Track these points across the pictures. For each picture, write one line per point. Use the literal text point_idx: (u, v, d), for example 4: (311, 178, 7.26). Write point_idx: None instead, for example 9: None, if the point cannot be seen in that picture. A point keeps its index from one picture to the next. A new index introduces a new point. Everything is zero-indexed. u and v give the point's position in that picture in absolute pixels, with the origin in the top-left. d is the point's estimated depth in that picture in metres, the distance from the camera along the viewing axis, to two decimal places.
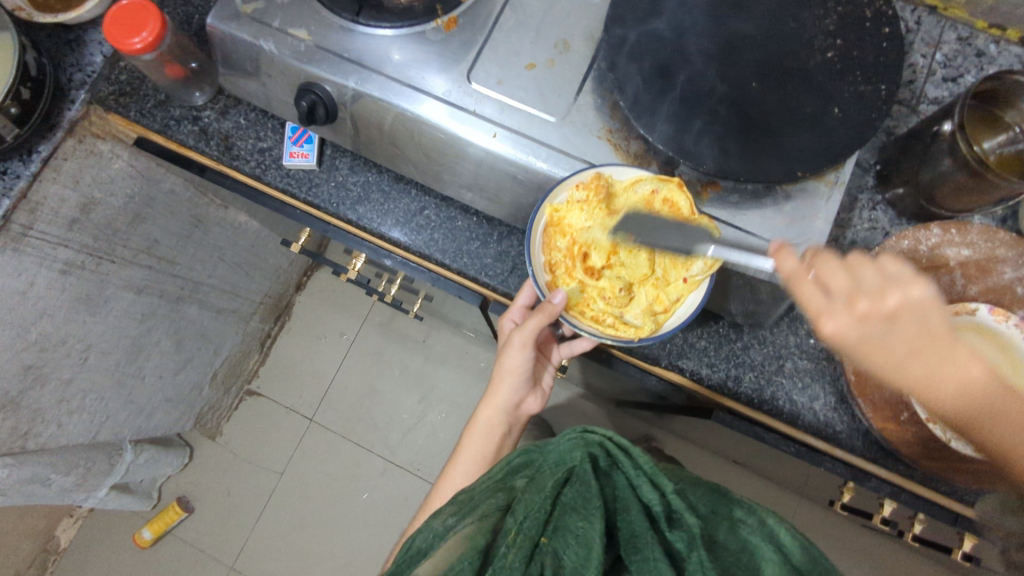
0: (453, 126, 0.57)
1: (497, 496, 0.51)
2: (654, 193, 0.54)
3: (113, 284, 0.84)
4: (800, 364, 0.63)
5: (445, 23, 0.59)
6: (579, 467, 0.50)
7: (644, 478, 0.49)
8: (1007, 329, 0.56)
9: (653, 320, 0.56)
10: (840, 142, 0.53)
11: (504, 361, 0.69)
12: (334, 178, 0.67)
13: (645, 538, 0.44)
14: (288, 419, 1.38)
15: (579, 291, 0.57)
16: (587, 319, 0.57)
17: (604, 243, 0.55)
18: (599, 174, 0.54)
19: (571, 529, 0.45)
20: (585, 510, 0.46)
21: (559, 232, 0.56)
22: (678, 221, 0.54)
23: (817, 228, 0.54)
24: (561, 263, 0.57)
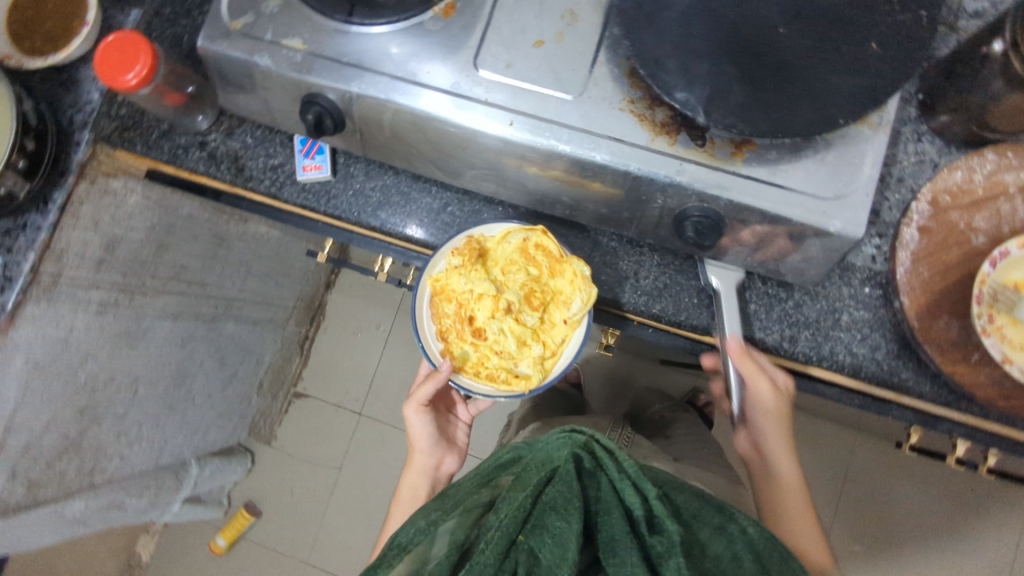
0: (463, 119, 0.54)
1: (484, 495, 0.54)
2: (528, 242, 0.61)
3: (149, 315, 0.84)
4: (857, 315, 0.59)
5: (443, 10, 0.56)
6: (562, 467, 0.52)
7: (627, 482, 0.50)
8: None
9: (543, 366, 0.60)
10: (883, 80, 0.49)
11: (409, 430, 0.76)
12: (351, 186, 0.65)
13: (624, 539, 0.46)
14: (338, 416, 1.40)
15: (472, 351, 0.61)
16: (483, 378, 0.61)
17: (486, 301, 0.60)
18: (470, 238, 0.60)
19: (549, 527, 0.47)
20: (565, 510, 0.48)
21: (444, 298, 0.61)
22: (552, 262, 0.60)
23: (864, 175, 0.51)
24: (452, 327, 0.62)
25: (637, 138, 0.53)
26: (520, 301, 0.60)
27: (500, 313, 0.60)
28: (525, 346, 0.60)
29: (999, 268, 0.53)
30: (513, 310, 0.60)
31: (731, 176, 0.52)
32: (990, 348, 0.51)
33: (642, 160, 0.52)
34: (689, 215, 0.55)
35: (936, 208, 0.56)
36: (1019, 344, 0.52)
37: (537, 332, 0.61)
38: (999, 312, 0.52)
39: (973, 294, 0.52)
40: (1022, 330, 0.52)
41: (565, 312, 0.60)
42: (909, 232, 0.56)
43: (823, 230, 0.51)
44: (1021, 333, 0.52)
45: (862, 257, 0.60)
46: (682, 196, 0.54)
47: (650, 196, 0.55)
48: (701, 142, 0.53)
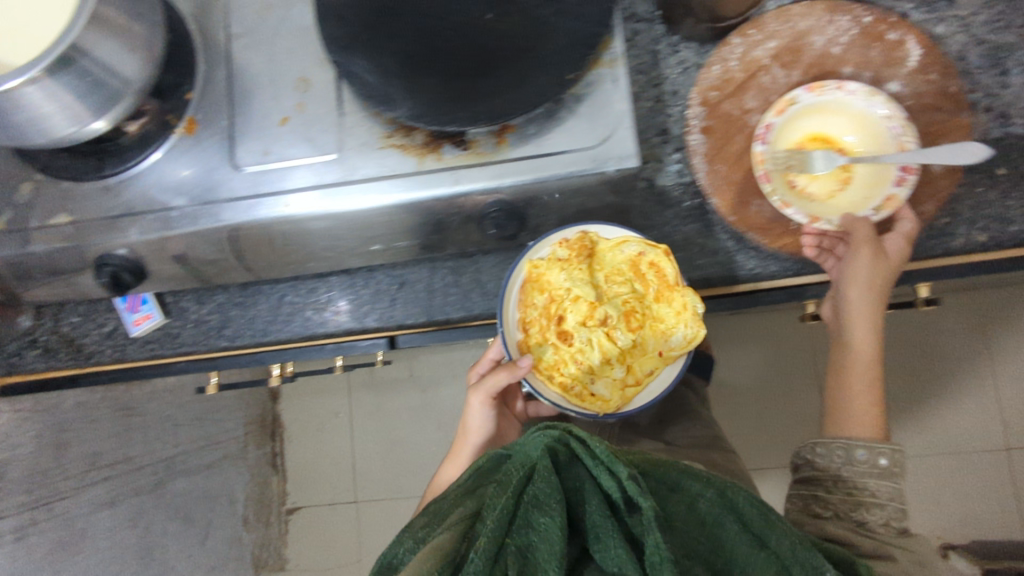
0: (245, 219, 0.55)
1: (467, 505, 0.50)
2: (641, 254, 0.57)
3: (80, 511, 0.85)
4: (686, 230, 0.61)
5: (185, 127, 0.56)
6: (540, 462, 0.48)
7: (602, 467, 0.48)
8: (831, 94, 0.57)
9: (621, 392, 0.57)
10: (592, 24, 0.51)
11: (466, 422, 0.70)
12: (188, 319, 0.65)
13: (604, 523, 0.45)
14: (336, 513, 1.35)
15: (552, 354, 0.58)
16: (553, 385, 0.58)
17: (582, 305, 0.58)
18: (584, 233, 0.57)
19: (535, 526, 0.45)
20: (547, 503, 0.46)
21: (537, 288, 0.58)
22: (664, 287, 0.58)
23: (619, 110, 0.53)
24: (537, 321, 0.58)
25: (406, 168, 0.54)
26: (617, 315, 0.58)
27: (594, 321, 0.57)
28: (607, 363, 0.58)
29: (774, 138, 0.57)
30: (608, 323, 0.58)
31: (504, 165, 0.53)
32: (795, 217, 0.56)
33: (418, 186, 0.53)
34: (487, 212, 0.55)
35: (709, 105, 0.58)
36: (823, 196, 0.57)
37: (624, 353, 0.58)
38: (797, 173, 0.57)
39: (759, 177, 0.57)
40: (820, 181, 0.57)
41: (663, 343, 0.58)
42: (694, 137, 0.58)
43: (605, 175, 0.53)
44: (824, 181, 0.57)
45: (670, 177, 0.61)
46: (472, 201, 0.55)
47: (446, 213, 0.56)
48: (464, 145, 0.54)
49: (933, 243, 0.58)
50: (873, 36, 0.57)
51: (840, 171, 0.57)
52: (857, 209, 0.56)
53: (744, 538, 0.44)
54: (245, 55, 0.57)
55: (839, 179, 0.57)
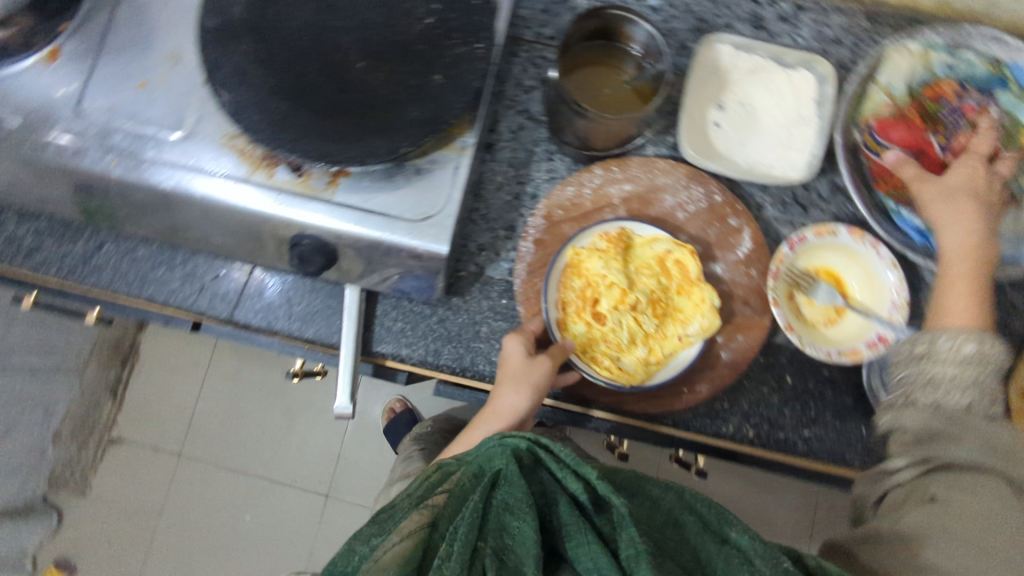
0: (70, 161, 0.55)
1: (424, 510, 0.50)
2: (670, 253, 0.58)
3: None
4: (495, 326, 0.62)
5: (48, 55, 0.57)
6: (505, 469, 0.51)
7: (568, 472, 0.50)
8: (865, 248, 0.60)
9: (646, 369, 0.57)
10: (443, 108, 0.53)
11: (518, 375, 0.55)
12: (2, 232, 0.64)
13: (575, 524, 0.49)
14: (156, 460, 1.35)
15: (586, 331, 0.58)
16: (587, 360, 0.58)
17: (615, 290, 0.57)
18: (623, 230, 0.59)
19: (510, 529, 0.47)
20: (519, 509, 0.48)
21: (575, 273, 0.58)
22: (685, 281, 0.58)
23: (448, 197, 0.55)
24: (574, 302, 0.58)
25: (235, 172, 0.55)
26: (646, 303, 0.58)
27: (627, 305, 0.57)
28: (633, 344, 0.57)
29: (799, 251, 0.60)
30: (636, 308, 0.58)
31: (326, 205, 0.54)
32: (778, 316, 0.58)
33: (238, 194, 0.54)
34: (301, 240, 0.56)
35: (550, 222, 0.61)
36: (810, 322, 0.60)
37: (647, 336, 0.58)
38: (799, 293, 0.60)
39: (771, 270, 0.59)
40: (814, 309, 0.61)
41: (680, 329, 0.58)
42: (525, 245, 0.61)
43: (415, 248, 0.54)
44: (814, 311, 0.61)
45: (499, 271, 0.63)
46: (289, 227, 0.56)
47: (265, 228, 0.57)
48: (299, 172, 0.55)
49: (705, 421, 0.60)
50: (716, 215, 0.61)
51: (833, 310, 0.61)
52: (830, 344, 0.60)
53: (708, 538, 0.50)
54: (134, 14, 0.58)
55: (828, 316, 0.61)
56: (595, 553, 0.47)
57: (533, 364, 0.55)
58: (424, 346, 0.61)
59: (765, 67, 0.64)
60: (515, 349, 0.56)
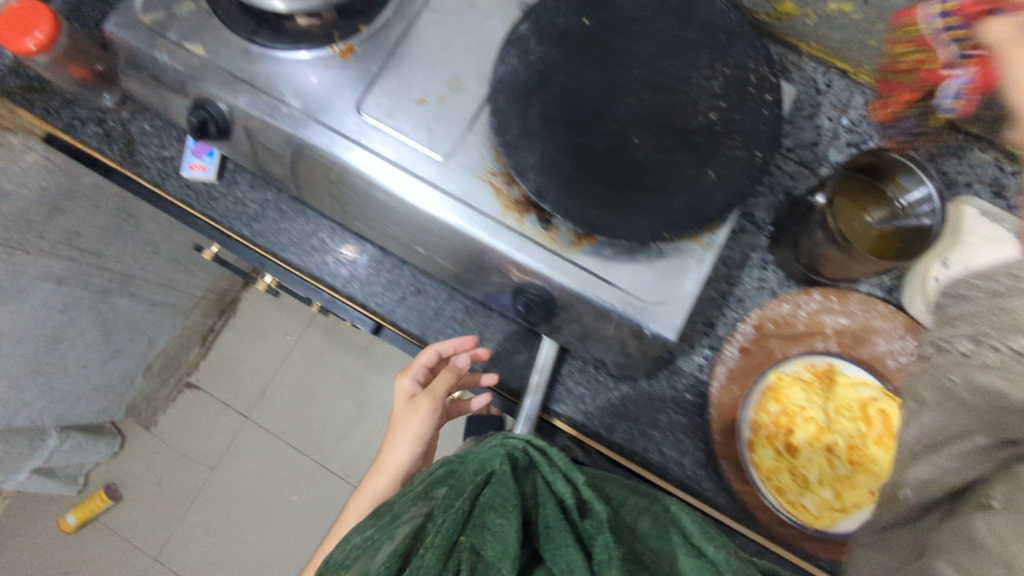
0: (336, 154, 0.57)
1: (421, 505, 0.47)
2: (874, 400, 0.57)
3: (29, 274, 0.85)
4: (674, 418, 0.61)
5: (341, 50, 0.58)
6: (499, 469, 0.50)
7: (558, 476, 0.49)
8: None
9: (830, 513, 0.55)
10: (709, 206, 0.53)
11: (405, 423, 0.59)
12: (232, 193, 0.67)
13: (558, 527, 0.45)
14: (223, 415, 1.36)
15: (773, 458, 0.57)
16: (770, 487, 0.56)
17: (812, 426, 0.57)
18: (831, 365, 0.58)
19: (488, 525, 0.44)
20: (503, 508, 0.46)
21: (774, 397, 0.57)
22: (888, 434, 0.56)
23: (685, 289, 0.55)
24: (767, 426, 0.57)
25: (489, 209, 0.56)
26: (843, 447, 0.57)
27: (822, 444, 0.57)
28: (821, 485, 0.56)
29: None
30: (830, 448, 0.57)
31: (567, 264, 0.55)
32: None
33: (487, 230, 0.55)
34: (526, 289, 0.57)
35: (759, 332, 0.60)
36: None
37: (836, 480, 0.56)
38: None
39: None
40: None
41: (873, 483, 0.55)
42: (730, 349, 0.60)
43: (639, 328, 0.55)
44: None
45: (690, 364, 0.62)
46: (520, 272, 0.56)
47: (495, 265, 0.57)
48: (547, 225, 0.56)
49: None
50: None
51: None
52: None
53: (689, 553, 0.44)
54: (426, 29, 0.59)
55: None
56: (570, 555, 0.43)
57: (412, 406, 0.60)
58: (602, 417, 0.61)
59: (1005, 238, 0.60)
60: (406, 387, 0.62)
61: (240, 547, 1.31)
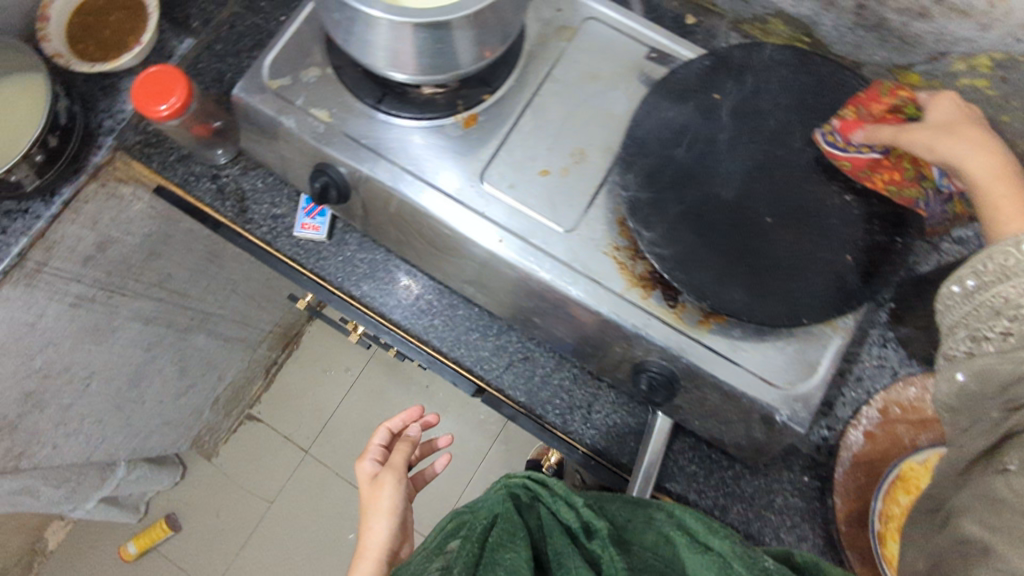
0: (459, 224, 0.57)
1: (436, 560, 0.45)
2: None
3: (123, 315, 0.86)
4: (792, 501, 0.59)
5: (465, 119, 0.59)
6: (502, 509, 0.49)
7: (560, 503, 0.49)
8: None
9: None
10: (846, 293, 0.51)
11: (374, 503, 0.58)
12: (341, 252, 0.67)
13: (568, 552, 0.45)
14: (283, 448, 1.36)
15: None
16: None
17: None
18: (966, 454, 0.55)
19: (499, 559, 0.43)
20: (512, 541, 0.45)
21: (905, 488, 0.55)
22: None
23: (819, 374, 0.53)
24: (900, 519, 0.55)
25: (614, 285, 0.55)
26: None
27: None
28: None
29: None
30: None
31: (695, 345, 0.54)
32: None
33: (613, 306, 0.54)
34: (648, 367, 0.56)
35: (885, 417, 0.58)
36: None
37: None
38: None
39: None
40: None
41: None
42: (854, 434, 0.58)
43: (769, 415, 0.53)
44: None
45: (807, 444, 0.60)
46: (644, 349, 0.55)
47: (616, 340, 0.56)
48: (673, 302, 0.54)
49: None
50: None
51: None
52: None
53: (695, 551, 0.44)
54: (549, 100, 0.60)
55: None
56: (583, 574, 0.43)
57: (377, 485, 0.59)
58: (716, 497, 0.60)
59: None
60: (366, 470, 0.61)
61: None
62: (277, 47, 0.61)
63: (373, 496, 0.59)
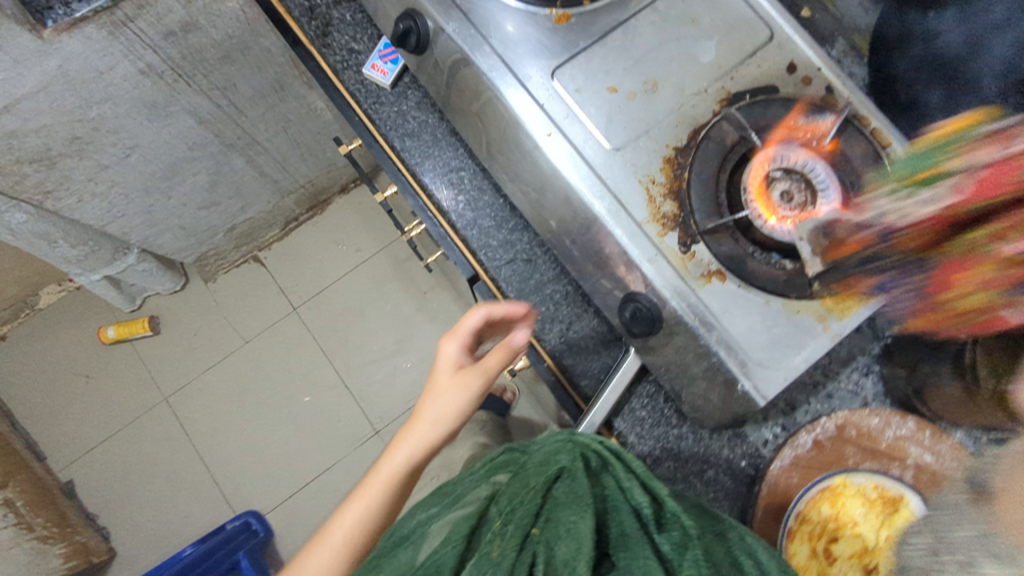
0: (516, 105, 0.58)
1: (490, 485, 0.59)
2: None
3: (181, 104, 0.89)
4: (720, 478, 0.61)
5: (558, 16, 0.61)
6: (568, 466, 0.56)
7: (633, 482, 0.53)
8: None
9: None
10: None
11: (448, 394, 0.62)
12: (398, 105, 0.70)
13: (632, 535, 0.49)
14: (275, 298, 1.40)
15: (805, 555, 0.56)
16: None
17: (858, 542, 0.56)
18: (902, 494, 0.55)
19: (562, 522, 0.49)
20: (578, 506, 0.51)
21: (830, 499, 0.56)
22: None
23: (794, 361, 0.54)
24: (812, 524, 0.56)
25: (635, 212, 0.57)
26: None
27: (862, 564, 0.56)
28: None
29: None
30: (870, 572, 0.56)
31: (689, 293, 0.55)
32: None
33: (627, 231, 0.56)
34: (637, 298, 0.58)
35: (840, 434, 0.59)
36: None
37: None
38: None
39: None
40: None
41: None
42: (804, 438, 0.59)
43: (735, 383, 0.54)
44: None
45: (757, 435, 0.62)
46: (642, 283, 0.57)
47: (618, 266, 0.58)
48: (683, 249, 0.56)
49: None
50: None
51: None
52: None
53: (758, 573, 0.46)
54: (643, 26, 0.61)
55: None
56: (644, 564, 0.46)
57: (461, 376, 0.63)
58: (652, 445, 0.63)
59: None
60: (452, 354, 0.64)
61: (241, 425, 1.34)
62: None
63: (450, 388, 0.62)
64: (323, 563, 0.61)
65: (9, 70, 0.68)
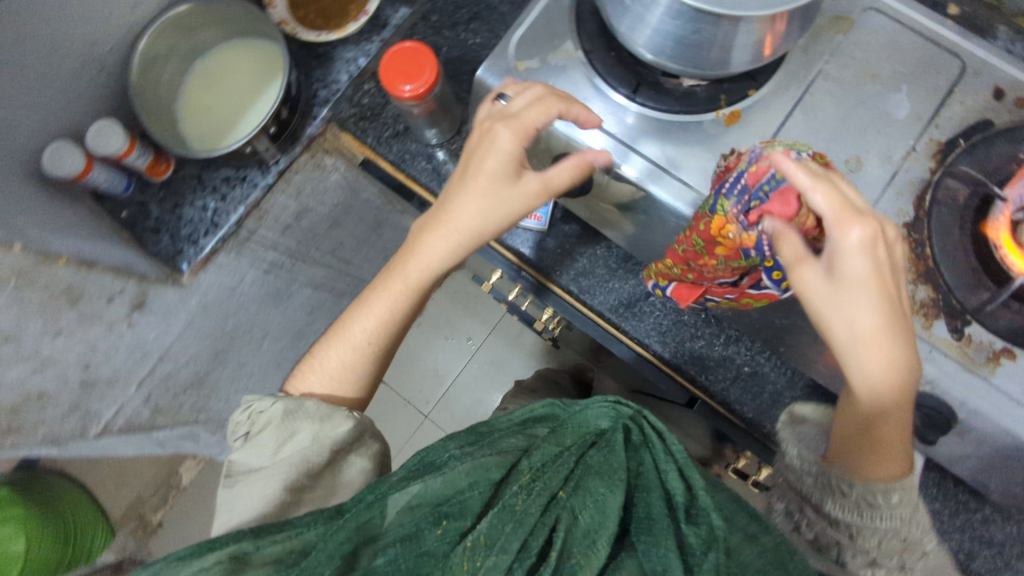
0: None
1: (522, 437, 0.52)
2: None
3: (300, 281, 0.86)
4: None
5: (727, 115, 0.54)
6: (609, 437, 0.50)
7: (673, 465, 0.48)
8: None
9: None
10: None
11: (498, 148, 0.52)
12: (566, 248, 0.68)
13: (659, 521, 0.45)
14: (403, 410, 1.38)
15: None
16: None
17: None
18: None
19: (593, 492, 0.46)
20: (609, 479, 0.47)
21: None
22: None
23: None
24: None
25: None
26: None
27: None
28: None
29: None
30: None
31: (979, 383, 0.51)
32: None
33: None
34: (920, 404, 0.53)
35: None
36: None
37: None
38: None
39: None
40: None
41: None
42: None
43: None
44: None
45: None
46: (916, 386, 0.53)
47: None
48: (958, 336, 0.52)
49: None
50: None
51: None
52: None
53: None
54: (821, 97, 0.54)
55: None
56: (666, 557, 0.42)
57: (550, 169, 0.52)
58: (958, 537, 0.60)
59: None
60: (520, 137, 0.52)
61: None
62: (525, 24, 0.58)
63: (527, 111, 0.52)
64: (346, 360, 0.62)
65: (157, 325, 0.65)
